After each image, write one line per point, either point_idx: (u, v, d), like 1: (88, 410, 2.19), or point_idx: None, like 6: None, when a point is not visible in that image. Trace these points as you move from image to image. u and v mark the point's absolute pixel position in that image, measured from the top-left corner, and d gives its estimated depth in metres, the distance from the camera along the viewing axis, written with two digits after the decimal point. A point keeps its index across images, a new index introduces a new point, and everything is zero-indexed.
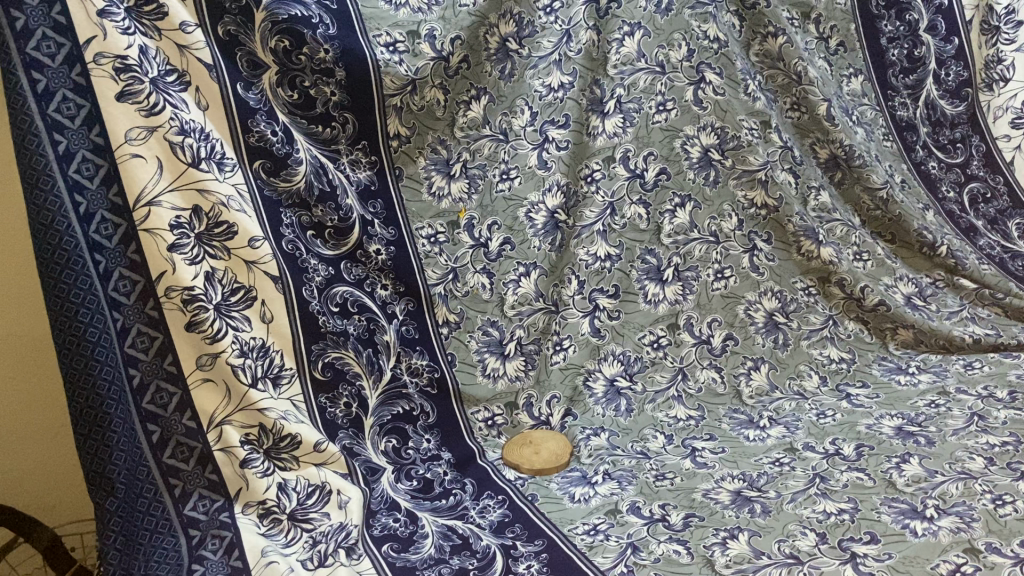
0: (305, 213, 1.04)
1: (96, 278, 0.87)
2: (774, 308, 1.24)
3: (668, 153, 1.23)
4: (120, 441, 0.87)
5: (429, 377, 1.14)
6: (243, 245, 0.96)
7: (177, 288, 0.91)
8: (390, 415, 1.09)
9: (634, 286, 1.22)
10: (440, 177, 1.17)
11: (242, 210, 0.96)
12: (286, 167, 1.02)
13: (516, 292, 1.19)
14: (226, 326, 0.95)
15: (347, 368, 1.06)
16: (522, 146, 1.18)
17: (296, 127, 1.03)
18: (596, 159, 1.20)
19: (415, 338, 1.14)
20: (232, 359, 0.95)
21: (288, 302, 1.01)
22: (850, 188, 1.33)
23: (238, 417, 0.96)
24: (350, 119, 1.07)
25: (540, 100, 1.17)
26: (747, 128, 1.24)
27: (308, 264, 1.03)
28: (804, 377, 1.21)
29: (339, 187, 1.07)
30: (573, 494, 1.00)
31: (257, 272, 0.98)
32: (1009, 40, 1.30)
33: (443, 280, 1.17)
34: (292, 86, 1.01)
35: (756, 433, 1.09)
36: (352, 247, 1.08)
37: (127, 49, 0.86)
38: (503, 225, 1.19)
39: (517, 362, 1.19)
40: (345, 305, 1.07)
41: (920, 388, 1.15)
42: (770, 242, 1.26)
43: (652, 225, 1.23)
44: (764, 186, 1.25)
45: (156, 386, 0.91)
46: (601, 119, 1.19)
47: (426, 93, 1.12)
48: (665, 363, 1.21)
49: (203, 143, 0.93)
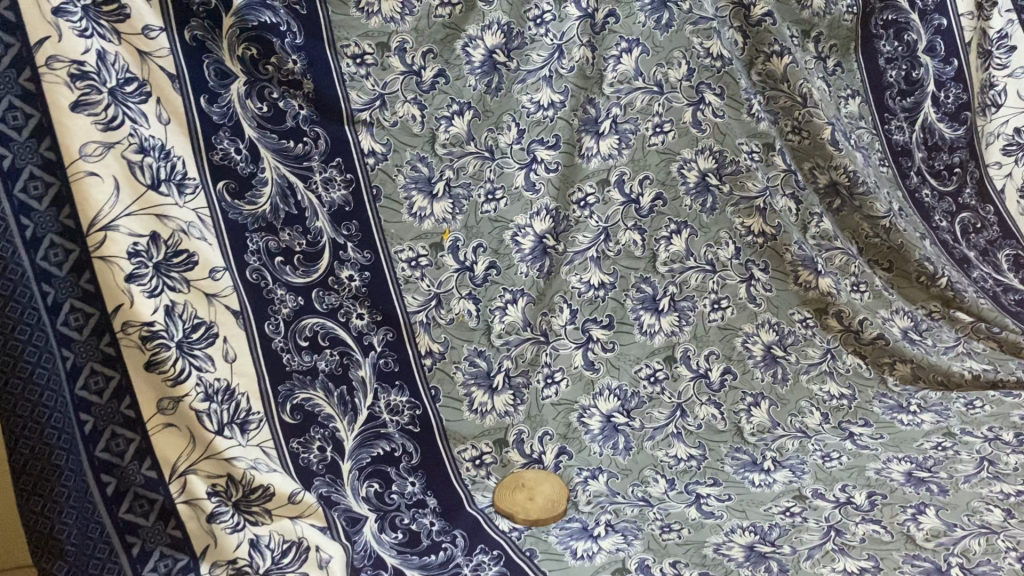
0: (273, 237, 0.95)
1: (45, 311, 0.78)
2: (772, 341, 1.18)
3: (664, 178, 1.16)
4: (70, 497, 0.80)
5: (411, 415, 1.03)
6: (204, 277, 0.87)
7: (136, 323, 0.81)
8: (370, 457, 0.98)
9: (629, 317, 1.15)
10: (422, 197, 1.07)
11: (203, 239, 0.88)
12: (251, 188, 0.93)
13: (503, 320, 1.10)
14: (189, 367, 0.84)
15: (318, 410, 0.96)
16: (507, 164, 1.10)
17: (265, 142, 0.94)
18: (589, 182, 1.13)
19: (394, 371, 1.04)
20: (196, 404, 0.84)
21: (249, 340, 0.91)
22: (848, 216, 1.26)
23: (203, 466, 0.85)
24: (322, 134, 0.99)
25: (528, 117, 1.09)
26: (746, 152, 1.17)
27: (273, 295, 0.94)
28: (806, 414, 1.14)
29: (308, 209, 0.98)
30: (575, 550, 0.91)
31: (219, 306, 0.89)
32: (1002, 65, 1.30)
33: (425, 308, 1.07)
34: (261, 97, 0.94)
35: (761, 478, 1.03)
36: (323, 274, 0.99)
37: (84, 54, 0.78)
38: (488, 248, 1.10)
39: (505, 397, 1.09)
40: (314, 339, 0.97)
41: (924, 428, 1.11)
42: (767, 271, 1.19)
43: (647, 253, 1.16)
44: (762, 214, 1.18)
45: (111, 432, 0.81)
46: (595, 140, 1.12)
47: (398, 108, 1.04)
48: (663, 398, 1.13)
49: (163, 163, 0.84)
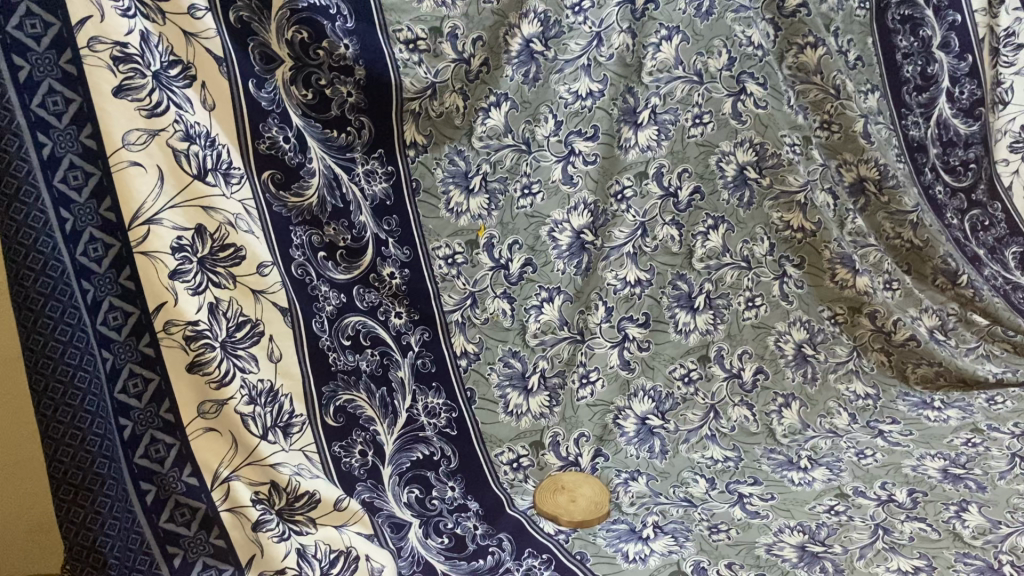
0: (317, 231, 0.93)
1: (85, 310, 0.74)
2: (804, 339, 1.18)
3: (703, 171, 1.15)
4: (113, 508, 0.75)
5: (448, 417, 1.02)
6: (251, 271, 0.84)
7: (179, 322, 0.77)
8: (410, 462, 0.97)
9: (665, 315, 1.15)
10: (459, 192, 1.05)
11: (250, 232, 0.84)
12: (298, 179, 0.90)
13: (538, 320, 1.09)
14: (233, 368, 0.81)
15: (360, 413, 0.94)
16: (545, 157, 1.08)
17: (310, 131, 0.92)
18: (627, 174, 1.11)
19: (431, 372, 1.03)
20: (240, 407, 0.81)
21: (296, 337, 0.88)
22: (874, 215, 1.29)
23: (247, 472, 0.82)
24: (367, 124, 0.97)
25: (566, 108, 1.08)
26: (789, 144, 1.16)
27: (318, 292, 0.92)
28: (835, 415, 1.15)
29: (353, 203, 0.96)
30: (626, 553, 0.90)
31: (265, 303, 0.85)
32: (1009, 64, 1.31)
33: (460, 306, 1.06)
34: (307, 83, 0.91)
35: (800, 476, 1.03)
36: (365, 271, 0.97)
37: (127, 35, 0.74)
38: (524, 245, 1.09)
39: (541, 398, 1.09)
40: (357, 337, 0.95)
41: (952, 424, 1.12)
42: (802, 267, 1.19)
43: (684, 249, 1.15)
44: (803, 209, 1.17)
45: (151, 437, 0.78)
46: (634, 131, 1.10)
47: (445, 98, 1.02)
48: (697, 400, 1.14)
49: (210, 151, 0.80)
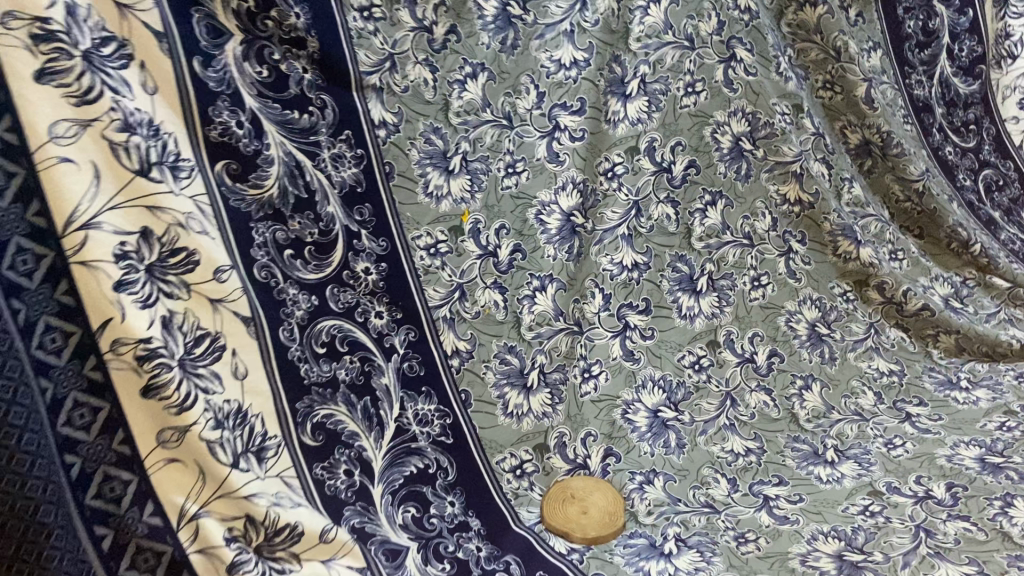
0: (280, 226, 0.82)
1: (16, 333, 0.62)
2: (816, 318, 1.10)
3: (697, 143, 1.04)
4: (63, 560, 0.64)
5: (441, 425, 0.92)
6: (207, 278, 0.74)
7: (129, 341, 0.67)
8: (403, 478, 0.86)
9: (666, 299, 1.05)
10: (438, 174, 0.96)
11: (204, 233, 0.74)
12: (256, 169, 0.80)
13: (533, 311, 1.00)
14: (194, 390, 0.71)
15: (341, 428, 0.83)
16: (529, 133, 0.99)
17: (268, 113, 0.81)
18: (617, 151, 1.01)
19: (420, 376, 0.92)
20: (206, 433, 0.71)
21: (262, 350, 0.78)
22: (879, 179, 1.20)
23: (217, 507, 0.71)
24: (329, 102, 0.88)
25: (548, 78, 0.98)
26: (780, 112, 1.07)
27: (284, 296, 0.81)
28: (859, 395, 1.05)
29: (319, 190, 0.86)
30: (648, 573, 0.81)
31: (225, 313, 0.75)
32: (1016, 14, 1.24)
33: (448, 301, 0.97)
34: (260, 59, 0.81)
35: (828, 472, 0.94)
36: (337, 269, 0.87)
37: (49, 9, 0.63)
38: (512, 230, 1.00)
39: (542, 397, 0.99)
40: (332, 343, 0.85)
41: (982, 407, 1.04)
42: (805, 243, 1.11)
43: (681, 228, 1.06)
44: (798, 179, 1.09)
45: (104, 473, 0.66)
46: (622, 102, 1.00)
47: (409, 71, 0.93)
48: (711, 388, 1.03)
49: (154, 142, 0.70)
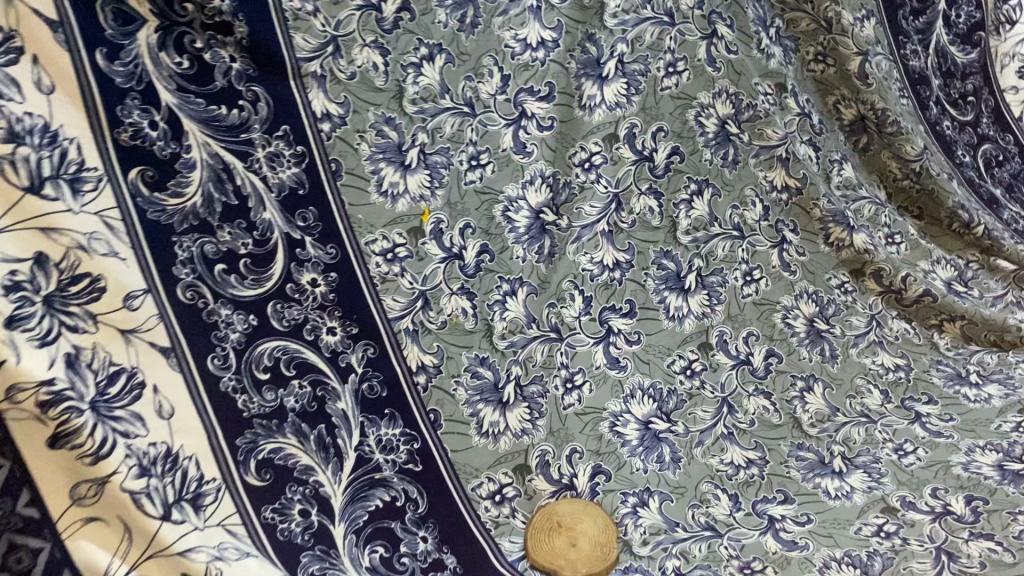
0: (208, 238, 0.75)
1: None
2: (814, 313, 1.00)
3: (680, 128, 0.95)
4: None
5: (409, 451, 0.81)
6: (118, 304, 0.67)
7: (27, 384, 0.58)
8: (367, 514, 0.75)
9: (653, 299, 0.96)
10: (392, 169, 0.86)
11: (112, 255, 0.68)
12: (174, 175, 0.73)
13: (504, 317, 0.91)
14: (111, 436, 0.63)
15: (293, 463, 0.74)
16: (493, 121, 0.89)
17: (189, 111, 0.74)
18: (594, 139, 0.92)
19: (382, 397, 0.82)
20: (127, 483, 0.62)
21: (189, 382, 0.70)
22: (876, 154, 1.08)
23: (149, 568, 0.61)
24: (262, 95, 0.79)
25: (513, 60, 0.88)
26: (763, 95, 0.97)
27: (215, 317, 0.74)
28: (865, 395, 0.95)
29: (252, 196, 0.78)
30: None
31: (143, 343, 0.68)
32: None
33: (409, 311, 0.86)
34: (180, 49, 0.73)
35: (836, 485, 0.86)
36: (279, 283, 0.79)
37: None
38: (478, 229, 0.90)
39: (520, 411, 0.89)
40: (277, 367, 0.76)
41: (997, 406, 0.95)
42: (797, 232, 1.02)
43: (666, 222, 0.96)
44: (785, 164, 1.00)
45: (8, 540, 0.55)
46: (598, 85, 0.91)
47: (355, 55, 0.82)
48: (706, 394, 0.93)
49: (48, 153, 0.65)
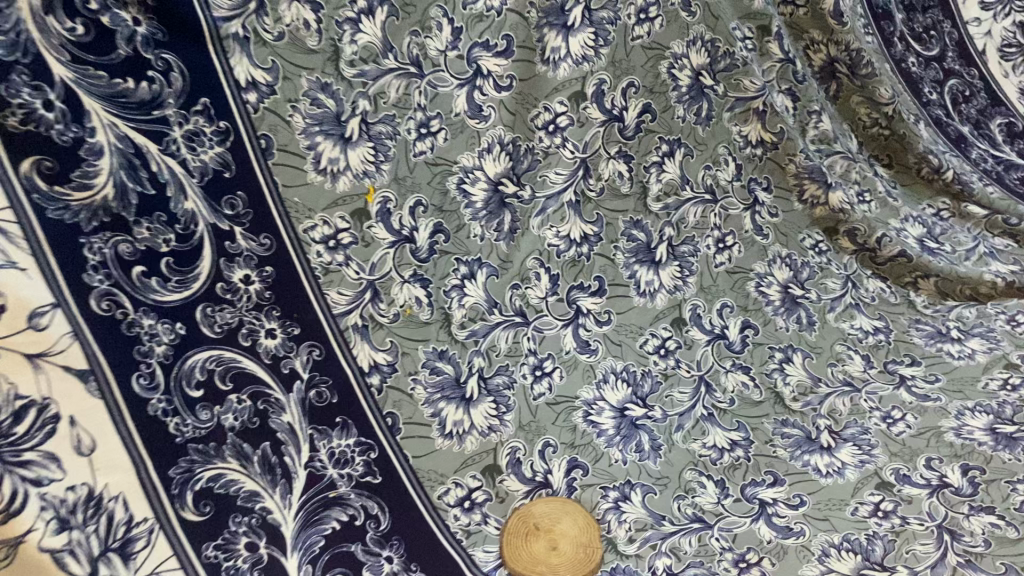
0: (123, 237, 0.65)
1: None
2: (788, 279, 0.94)
3: (652, 83, 0.86)
4: None
5: (365, 462, 0.73)
6: (21, 324, 0.58)
7: None
8: (324, 540, 0.67)
9: (622, 275, 0.89)
10: (332, 144, 0.76)
11: (12, 267, 0.58)
12: (78, 164, 0.63)
13: (462, 304, 0.82)
14: (23, 487, 0.55)
15: (236, 489, 0.65)
16: (443, 81, 0.79)
17: (89, 85, 0.63)
18: (559, 97, 0.83)
19: (333, 404, 0.74)
20: (44, 541, 0.54)
21: (112, 407, 0.61)
22: (847, 101, 0.93)
23: None
24: (175, 63, 0.68)
25: (465, 10, 0.78)
26: (741, 39, 0.89)
27: (138, 330, 0.64)
28: (846, 361, 0.90)
29: (171, 182, 0.68)
30: None
31: (54, 367, 0.59)
32: None
33: (357, 304, 0.77)
34: (72, 11, 0.62)
35: (826, 461, 0.81)
36: (208, 283, 0.69)
37: None
38: (430, 206, 0.81)
39: (486, 407, 0.80)
40: (211, 381, 0.67)
41: (980, 362, 0.90)
42: (770, 190, 0.95)
43: (637, 188, 0.89)
44: (760, 117, 0.93)
45: None
46: (562, 36, 0.81)
47: (283, 13, 0.71)
48: (682, 373, 0.87)
49: None
